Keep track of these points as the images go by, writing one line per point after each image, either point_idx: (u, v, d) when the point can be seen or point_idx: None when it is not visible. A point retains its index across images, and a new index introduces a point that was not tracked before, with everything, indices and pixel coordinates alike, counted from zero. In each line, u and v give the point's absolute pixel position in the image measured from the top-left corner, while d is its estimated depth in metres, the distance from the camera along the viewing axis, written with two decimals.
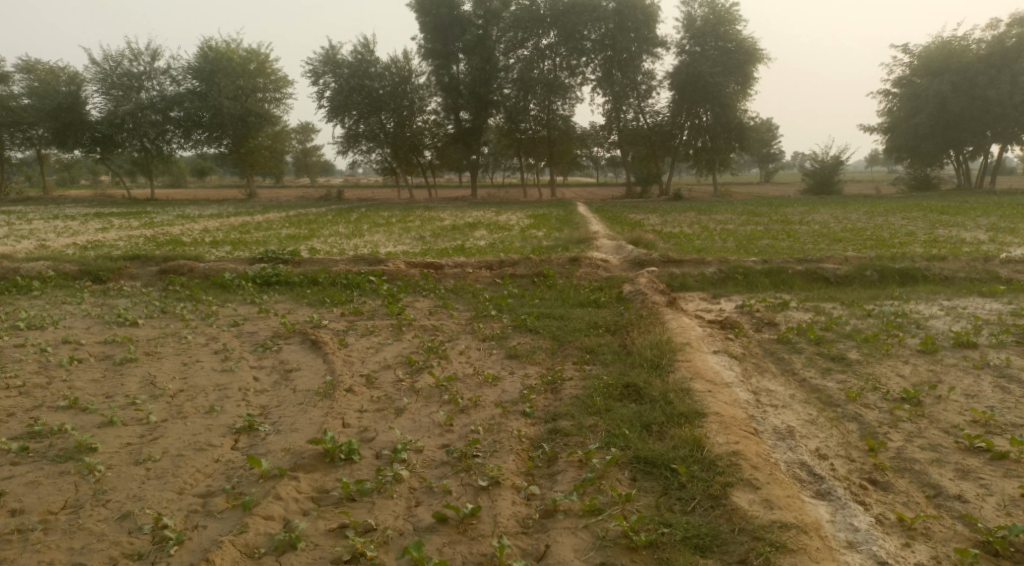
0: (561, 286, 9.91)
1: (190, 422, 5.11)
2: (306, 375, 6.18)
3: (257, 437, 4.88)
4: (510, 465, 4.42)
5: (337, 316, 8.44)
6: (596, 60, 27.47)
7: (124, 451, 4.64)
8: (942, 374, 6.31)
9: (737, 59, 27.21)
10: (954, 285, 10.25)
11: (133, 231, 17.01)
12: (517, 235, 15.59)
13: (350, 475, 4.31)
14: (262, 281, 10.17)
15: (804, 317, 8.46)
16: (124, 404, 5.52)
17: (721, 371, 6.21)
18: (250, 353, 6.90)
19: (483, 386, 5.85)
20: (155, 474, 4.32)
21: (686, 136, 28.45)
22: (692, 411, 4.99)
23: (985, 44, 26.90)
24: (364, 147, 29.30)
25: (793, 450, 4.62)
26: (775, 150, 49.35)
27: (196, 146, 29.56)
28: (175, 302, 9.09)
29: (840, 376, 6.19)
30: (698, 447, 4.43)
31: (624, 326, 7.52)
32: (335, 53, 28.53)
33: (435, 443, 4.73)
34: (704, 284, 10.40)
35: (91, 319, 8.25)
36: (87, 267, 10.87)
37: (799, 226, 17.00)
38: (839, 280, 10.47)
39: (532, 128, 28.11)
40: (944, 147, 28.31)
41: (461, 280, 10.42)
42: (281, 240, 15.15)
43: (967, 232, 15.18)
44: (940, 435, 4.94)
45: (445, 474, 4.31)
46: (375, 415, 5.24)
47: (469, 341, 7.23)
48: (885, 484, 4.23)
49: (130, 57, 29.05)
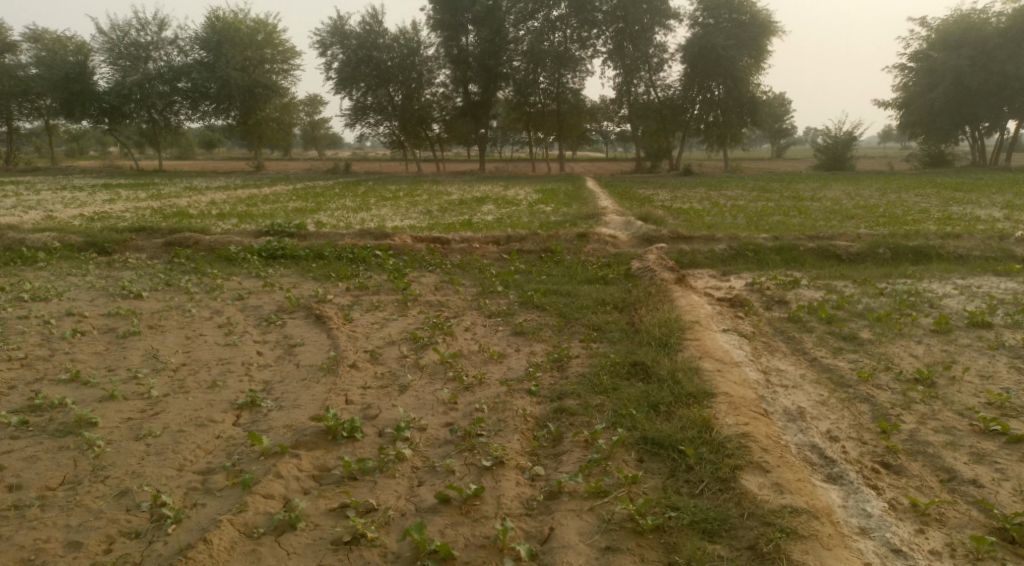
0: (569, 262, 9.79)
1: (192, 397, 5.06)
2: (309, 350, 6.11)
3: (259, 413, 4.82)
4: (515, 445, 4.34)
5: (343, 291, 8.35)
6: (607, 32, 26.99)
7: (125, 426, 4.59)
8: (956, 354, 6.18)
9: (751, 31, 26.72)
10: (968, 264, 10.07)
11: (140, 203, 16.95)
12: (525, 210, 15.43)
13: (352, 453, 4.25)
14: (267, 255, 10.08)
15: (815, 295, 8.33)
16: (125, 378, 5.47)
17: (731, 350, 6.11)
18: (254, 327, 6.83)
19: (489, 363, 5.76)
20: (155, 450, 4.26)
21: (698, 111, 28.03)
22: (701, 391, 4.89)
23: (1005, 17, 26.30)
24: (372, 120, 28.99)
25: (804, 432, 4.53)
26: (787, 126, 48.77)
27: (203, 118, 29.38)
28: (180, 275, 9.03)
29: (852, 356, 6.07)
30: (707, 429, 4.34)
31: (632, 304, 7.41)
32: (343, 24, 28.13)
33: (439, 421, 4.66)
34: (713, 260, 10.25)
35: (96, 292, 8.19)
36: (92, 239, 10.80)
37: (811, 202, 16.74)
38: (851, 257, 10.30)
39: (541, 101, 27.72)
40: (960, 123, 27.82)
41: (468, 255, 10.31)
42: (287, 213, 15.05)
43: (983, 210, 14.93)
44: (955, 418, 4.82)
45: (448, 453, 4.24)
46: (378, 393, 5.17)
47: (475, 317, 7.14)
48: (898, 468, 4.13)
49: (137, 27, 28.82)
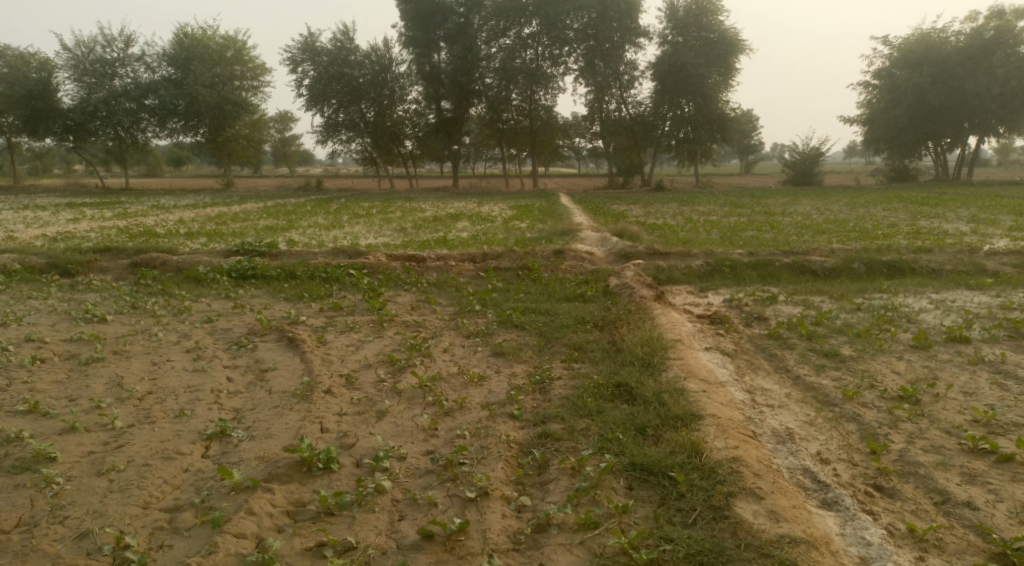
0: (547, 279, 9.68)
1: (158, 428, 4.82)
2: (282, 375, 5.89)
3: (230, 444, 4.60)
4: (499, 473, 4.18)
5: (316, 311, 8.14)
6: (578, 49, 27.13)
7: (86, 460, 4.35)
8: (937, 370, 6.15)
9: (720, 49, 27.08)
10: (940, 278, 10.14)
11: (105, 222, 16.56)
12: (500, 227, 15.32)
13: (329, 486, 4.05)
14: (237, 275, 9.82)
15: (794, 311, 8.29)
16: (87, 408, 5.20)
17: (715, 369, 6.01)
18: (224, 352, 6.60)
19: (469, 387, 5.60)
20: (118, 487, 4.03)
21: (669, 127, 28.24)
22: (688, 413, 4.77)
23: (963, 36, 26.99)
24: (344, 137, 28.75)
25: (795, 455, 4.43)
26: (755, 142, 49.46)
27: (171, 135, 28.91)
28: (146, 298, 8.73)
29: (835, 374, 6.01)
30: (696, 453, 4.23)
31: (612, 322, 7.30)
32: (313, 41, 28.00)
33: (419, 449, 4.49)
34: (690, 277, 10.22)
35: (58, 316, 7.87)
36: (54, 260, 10.42)
37: (782, 217, 16.88)
38: (827, 272, 10.32)
39: (513, 117, 27.72)
40: (923, 138, 28.36)
41: (444, 273, 10.14)
42: (258, 231, 14.76)
43: (951, 224, 15.16)
44: (942, 436, 4.77)
45: (430, 484, 4.07)
46: (355, 420, 4.97)
47: (453, 338, 6.98)
48: (891, 491, 4.06)
49: (103, 43, 28.37)
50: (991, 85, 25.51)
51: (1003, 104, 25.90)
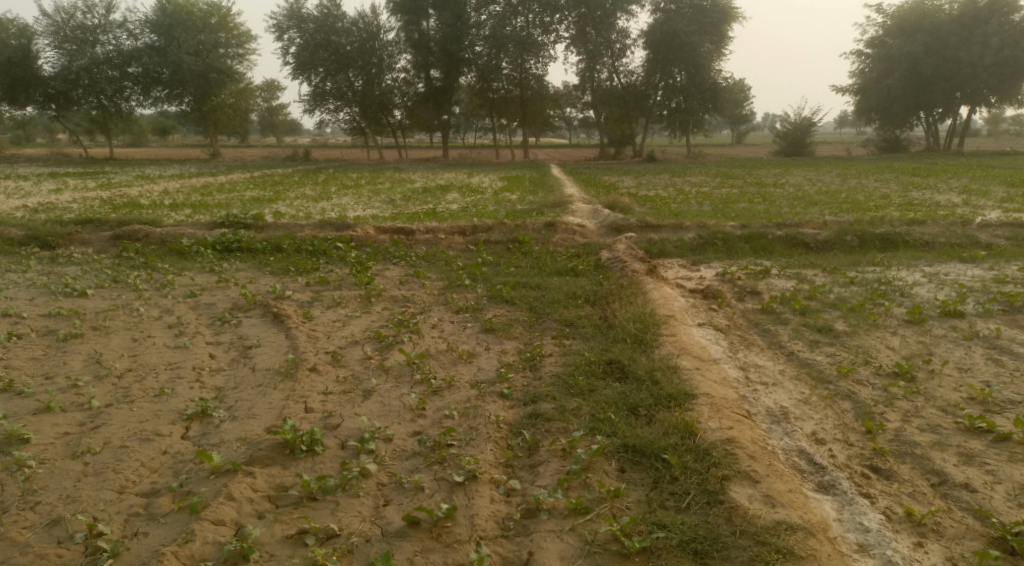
0: (537, 253, 9.53)
1: (136, 408, 4.67)
2: (266, 353, 5.73)
3: (211, 425, 4.47)
4: (488, 456, 4.07)
5: (302, 286, 7.97)
6: (570, 17, 26.61)
7: (60, 442, 4.20)
8: (932, 346, 6.07)
9: (712, 17, 26.66)
10: (934, 250, 10.04)
11: (88, 193, 16.24)
12: (490, 199, 15.11)
13: (312, 470, 3.93)
14: (222, 248, 9.62)
15: (787, 285, 8.18)
16: (63, 387, 5.04)
17: (708, 346, 5.90)
18: (207, 328, 6.43)
19: (457, 364, 5.47)
20: (94, 470, 3.89)
21: (660, 97, 27.90)
22: (681, 392, 4.67)
23: (957, 4, 26.69)
24: (332, 106, 28.21)
25: (790, 436, 4.35)
26: (747, 112, 49.13)
27: (156, 104, 28.39)
28: (128, 271, 8.52)
29: (829, 350, 5.92)
30: (690, 434, 4.14)
31: (604, 297, 7.16)
32: (300, 7, 27.37)
33: (406, 430, 4.36)
34: (683, 250, 10.08)
35: (36, 290, 7.65)
36: (35, 232, 10.17)
37: (774, 188, 16.74)
38: (819, 245, 10.20)
39: (504, 87, 27.27)
40: (914, 108, 28.15)
41: (433, 246, 9.96)
42: (244, 203, 14.50)
43: (942, 195, 15.08)
44: (938, 415, 4.69)
45: (417, 467, 3.95)
46: (340, 399, 4.84)
47: (442, 313, 6.83)
48: (888, 473, 3.99)
49: (83, 9, 27.64)
50: (984, 55, 25.29)
51: (996, 73, 25.71)
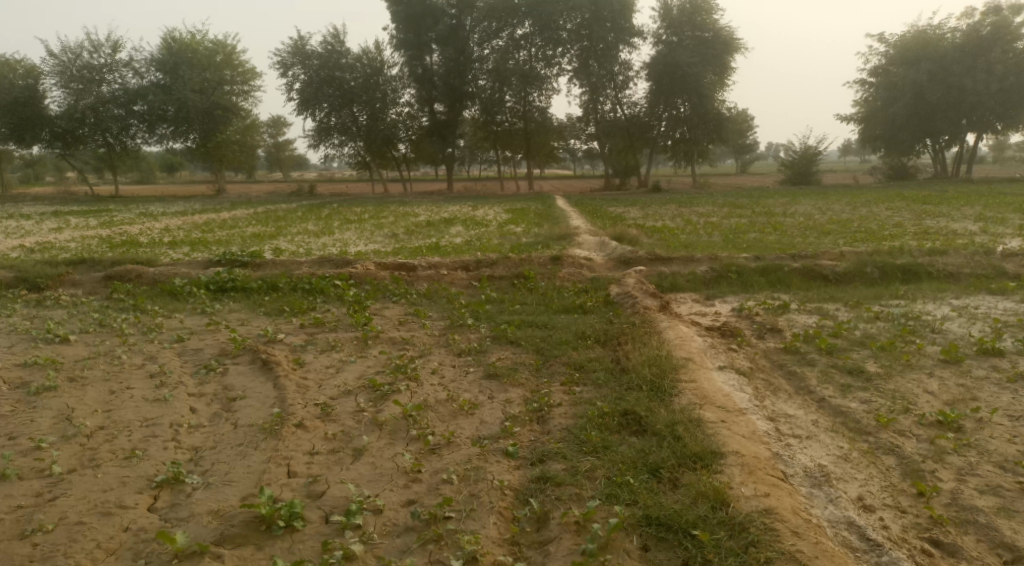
0: (543, 288, 9.07)
1: (101, 474, 4.19)
2: (251, 406, 5.24)
3: (182, 493, 4.00)
4: (491, 531, 3.62)
5: (296, 328, 7.50)
6: (572, 50, 26.50)
7: (10, 519, 3.78)
8: (975, 390, 5.56)
9: (715, 48, 26.51)
10: (959, 282, 9.53)
11: (88, 232, 15.83)
12: (495, 232, 14.70)
13: (293, 551, 3.50)
14: (216, 288, 9.18)
15: (809, 321, 7.69)
16: (24, 449, 4.57)
17: (732, 394, 5.39)
18: (190, 377, 5.96)
19: (458, 417, 4.97)
20: (42, 556, 3.48)
21: (664, 127, 27.66)
22: (708, 451, 4.16)
23: (960, 33, 26.42)
24: (336, 140, 27.92)
25: (834, 503, 3.85)
26: (750, 142, 49.04)
27: (162, 141, 28.34)
28: (115, 314, 8.09)
29: (863, 396, 5.40)
30: (721, 504, 3.67)
31: (615, 338, 6.65)
32: (304, 44, 27.36)
33: (400, 498, 3.90)
34: (696, 284, 9.60)
35: (16, 337, 7.20)
36: (23, 274, 9.76)
37: (783, 218, 16.35)
38: (838, 277, 9.71)
39: (508, 120, 27.11)
40: (920, 136, 27.82)
41: (435, 283, 9.49)
42: (244, 239, 14.09)
43: (957, 223, 14.63)
44: (995, 472, 4.20)
45: (410, 548, 3.51)
46: (328, 461, 4.36)
47: (443, 357, 6.36)
48: (952, 548, 3.53)
49: (90, 49, 27.70)
50: (989, 82, 24.96)
51: (1002, 101, 25.35)
